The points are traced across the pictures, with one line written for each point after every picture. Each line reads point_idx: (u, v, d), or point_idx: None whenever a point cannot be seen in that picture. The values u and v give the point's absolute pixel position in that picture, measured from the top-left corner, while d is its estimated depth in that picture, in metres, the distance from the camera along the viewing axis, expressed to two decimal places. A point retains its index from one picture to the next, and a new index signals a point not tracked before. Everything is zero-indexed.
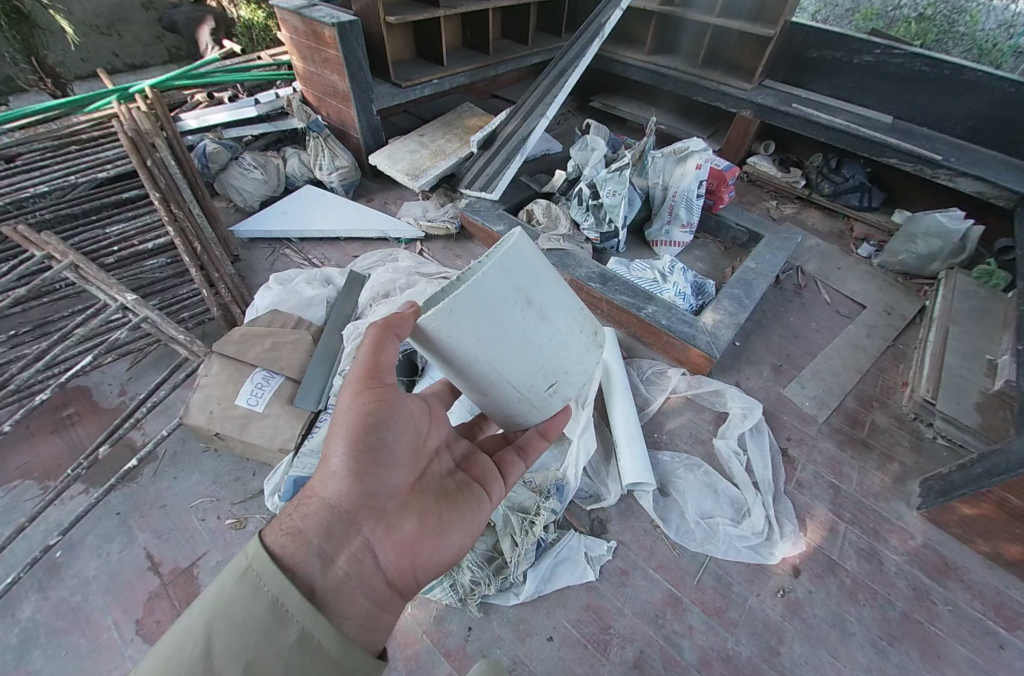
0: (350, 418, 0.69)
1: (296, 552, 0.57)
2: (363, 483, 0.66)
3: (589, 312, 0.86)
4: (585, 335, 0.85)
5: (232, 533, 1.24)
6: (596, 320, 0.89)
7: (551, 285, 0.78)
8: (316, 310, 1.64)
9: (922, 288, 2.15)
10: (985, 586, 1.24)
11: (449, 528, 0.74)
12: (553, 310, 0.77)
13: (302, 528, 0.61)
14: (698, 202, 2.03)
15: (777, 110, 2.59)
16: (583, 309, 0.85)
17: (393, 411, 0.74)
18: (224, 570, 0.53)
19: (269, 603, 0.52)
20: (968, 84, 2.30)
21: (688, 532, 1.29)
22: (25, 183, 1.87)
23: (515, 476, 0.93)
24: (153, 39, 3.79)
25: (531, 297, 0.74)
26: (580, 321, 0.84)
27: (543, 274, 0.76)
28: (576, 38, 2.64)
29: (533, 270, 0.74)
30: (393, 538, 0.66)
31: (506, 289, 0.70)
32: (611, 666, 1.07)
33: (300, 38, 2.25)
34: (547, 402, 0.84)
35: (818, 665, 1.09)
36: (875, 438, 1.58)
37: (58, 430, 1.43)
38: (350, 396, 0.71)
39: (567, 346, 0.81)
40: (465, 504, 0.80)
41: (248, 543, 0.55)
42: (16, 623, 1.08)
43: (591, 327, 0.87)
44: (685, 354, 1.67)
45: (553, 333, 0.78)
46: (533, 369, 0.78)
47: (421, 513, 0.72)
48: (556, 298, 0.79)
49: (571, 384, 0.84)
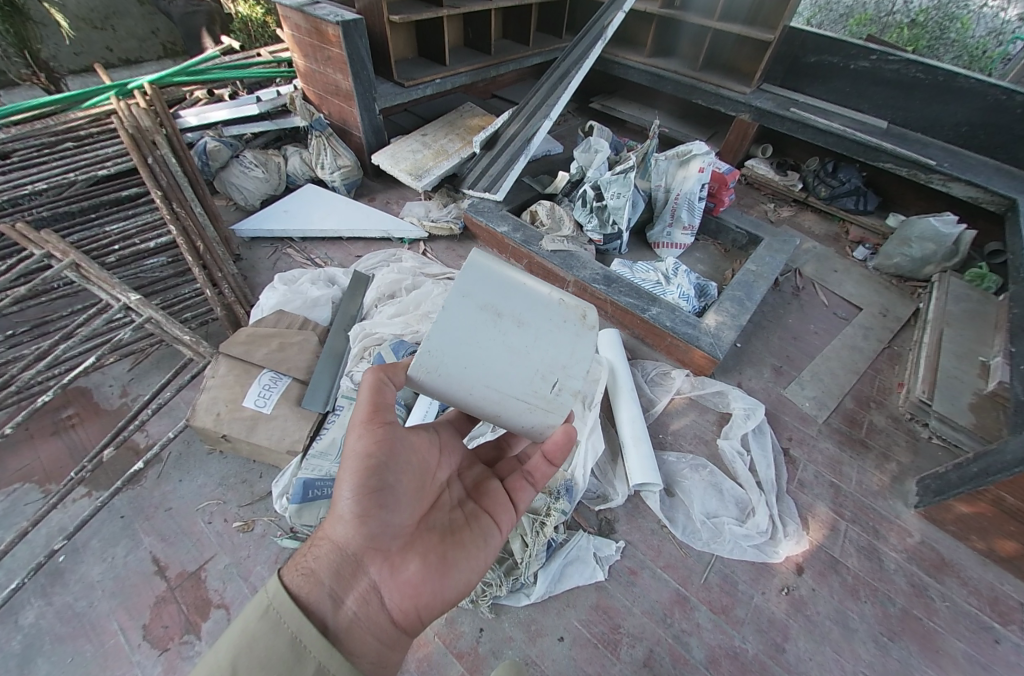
0: (354, 459, 0.69)
1: (310, 594, 0.60)
2: (367, 523, 0.67)
3: (568, 296, 0.77)
4: (572, 322, 0.74)
5: (239, 536, 1.23)
6: (581, 302, 0.78)
7: (519, 287, 0.74)
8: (321, 311, 1.64)
9: (915, 290, 2.20)
10: (980, 581, 1.27)
11: (454, 565, 0.73)
12: (526, 310, 0.71)
13: (315, 569, 0.62)
14: (699, 204, 2.06)
15: (775, 114, 2.62)
16: (562, 297, 0.76)
17: (395, 451, 0.73)
18: (247, 607, 0.56)
19: (289, 640, 0.55)
20: (961, 91, 2.35)
21: (694, 532, 1.31)
22: (22, 179, 1.83)
23: (525, 503, 0.90)
24: (147, 34, 3.72)
25: (499, 309, 0.71)
26: (562, 310, 0.75)
27: (508, 279, 0.74)
28: (579, 41, 2.66)
29: (494, 280, 0.73)
30: (399, 578, 0.67)
31: (467, 312, 0.69)
32: (622, 666, 1.08)
33: (301, 34, 2.22)
34: (563, 406, 0.72)
35: (823, 662, 1.11)
36: (873, 439, 1.61)
37: (58, 432, 1.41)
38: (355, 436, 0.72)
39: (555, 341, 0.72)
40: (473, 538, 0.78)
41: (269, 581, 0.58)
42: (19, 629, 1.06)
43: (578, 311, 0.76)
44: (688, 355, 1.69)
45: (536, 333, 0.71)
46: (528, 376, 0.70)
47: (426, 551, 0.71)
48: (527, 297, 0.73)
49: (578, 378, 0.71)
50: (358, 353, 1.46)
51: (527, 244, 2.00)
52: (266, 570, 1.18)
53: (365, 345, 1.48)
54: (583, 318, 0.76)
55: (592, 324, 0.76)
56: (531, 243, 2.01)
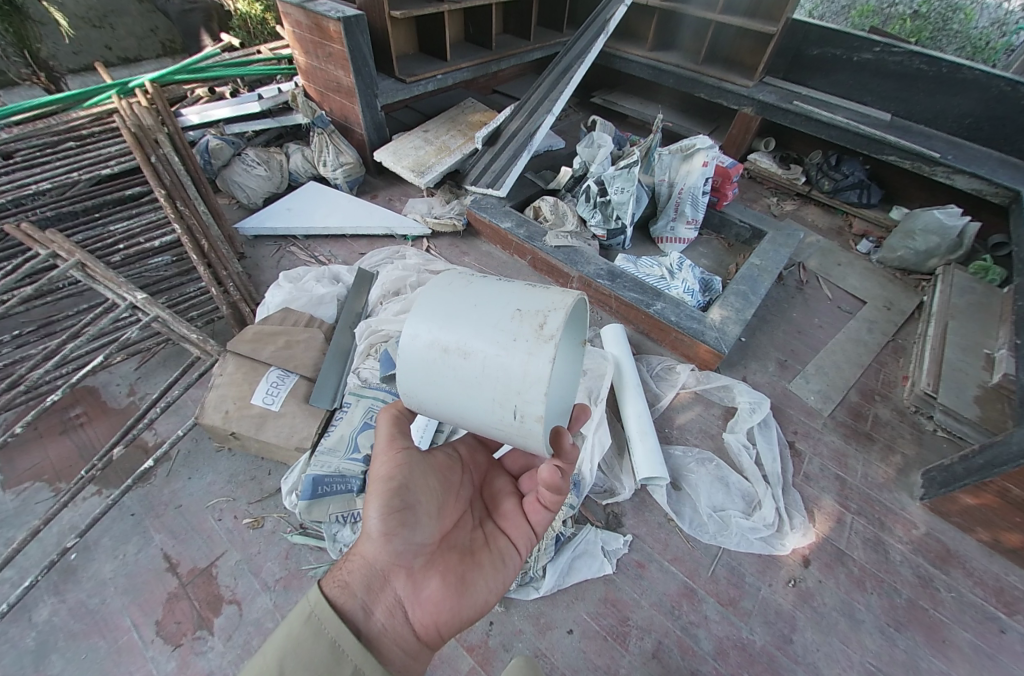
0: (379, 480, 0.72)
1: (344, 605, 0.61)
2: (392, 540, 0.69)
3: (522, 309, 0.66)
4: (525, 337, 0.63)
5: (249, 532, 1.24)
6: (539, 312, 0.65)
7: (466, 312, 0.68)
8: (327, 308, 1.64)
9: (919, 284, 2.20)
10: (985, 572, 1.28)
11: (474, 585, 0.73)
12: (471, 338, 0.66)
13: (348, 581, 0.65)
14: (703, 198, 2.06)
15: (778, 107, 2.61)
16: (515, 311, 0.66)
17: (415, 473, 0.76)
18: (290, 613, 0.58)
19: (329, 643, 0.57)
20: (965, 83, 2.34)
21: (701, 525, 1.32)
22: (25, 178, 1.83)
23: (543, 525, 0.85)
24: (146, 32, 3.70)
25: (444, 343, 0.67)
26: (513, 327, 0.65)
27: (460, 304, 0.70)
28: (580, 35, 2.64)
29: (444, 309, 0.70)
30: (421, 595, 0.67)
31: (418, 352, 0.69)
32: (631, 658, 1.09)
33: (302, 31, 2.21)
34: (531, 432, 0.65)
35: (830, 653, 1.12)
36: (878, 432, 1.61)
37: (66, 431, 1.41)
38: (379, 460, 0.75)
39: (503, 367, 0.63)
40: (491, 559, 0.77)
41: (310, 589, 0.61)
42: (33, 626, 1.07)
43: (535, 321, 0.65)
44: (693, 350, 1.70)
45: (483, 361, 0.64)
46: (488, 405, 0.66)
47: (447, 570, 0.72)
48: (473, 321, 0.67)
49: (537, 403, 0.62)
50: (365, 350, 1.48)
51: (530, 240, 2.00)
52: (276, 566, 1.18)
53: (371, 343, 1.50)
54: (540, 330, 0.64)
55: (550, 332, 0.63)
56: (535, 239, 2.01)
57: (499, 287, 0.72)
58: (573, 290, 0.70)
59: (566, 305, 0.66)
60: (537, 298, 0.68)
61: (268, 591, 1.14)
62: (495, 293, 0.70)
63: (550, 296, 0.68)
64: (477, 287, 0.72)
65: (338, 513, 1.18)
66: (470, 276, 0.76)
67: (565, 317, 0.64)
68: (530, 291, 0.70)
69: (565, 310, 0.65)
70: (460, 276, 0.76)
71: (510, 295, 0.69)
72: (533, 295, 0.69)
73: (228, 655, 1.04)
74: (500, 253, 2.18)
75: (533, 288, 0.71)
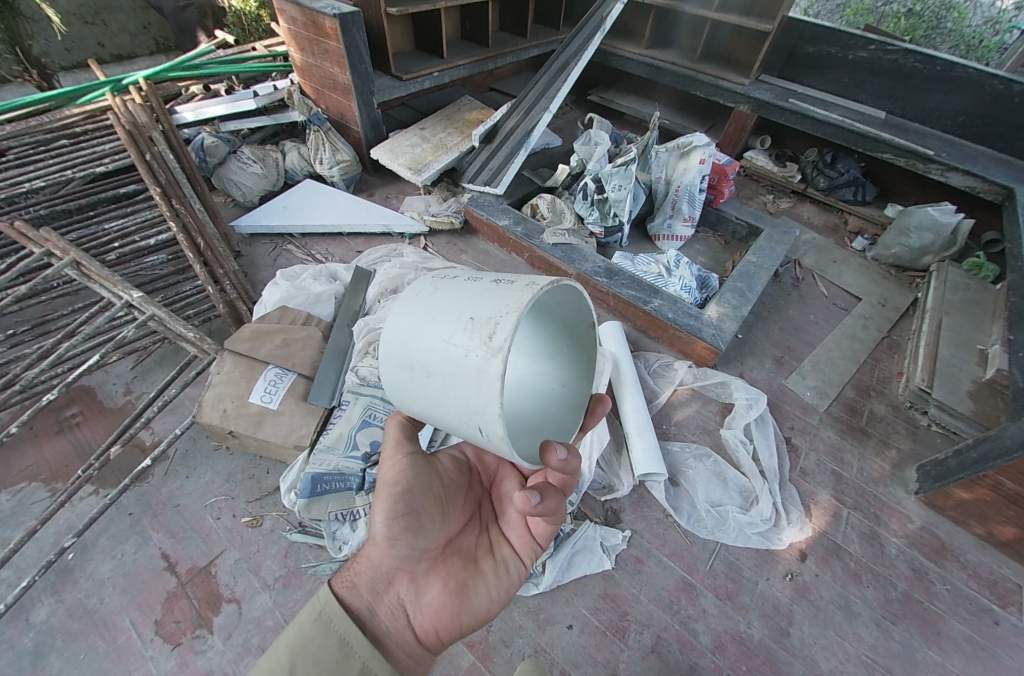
0: (385, 484, 0.72)
1: (353, 605, 0.63)
2: (397, 544, 0.69)
3: (476, 318, 0.61)
4: (475, 351, 0.59)
5: (249, 531, 1.24)
6: (492, 320, 0.60)
7: (425, 326, 0.66)
8: (324, 307, 1.64)
9: (914, 280, 2.21)
10: (980, 565, 1.29)
11: (475, 592, 0.73)
12: (430, 355, 0.64)
13: (355, 581, 0.66)
14: (700, 196, 2.06)
15: (774, 105, 2.62)
16: (468, 320, 0.62)
17: (421, 478, 0.75)
18: (301, 611, 0.59)
19: (339, 641, 0.58)
20: (958, 81, 2.36)
21: (699, 521, 1.32)
22: (18, 177, 1.82)
23: (546, 537, 0.84)
24: (139, 28, 3.67)
25: (411, 361, 0.67)
26: (465, 339, 0.61)
27: (420, 317, 0.67)
28: (577, 32, 2.63)
29: (409, 324, 0.68)
30: (423, 599, 0.68)
31: (392, 371, 0.70)
32: (630, 652, 1.10)
33: (297, 27, 2.20)
34: (498, 449, 0.62)
35: (827, 645, 1.13)
36: (874, 427, 1.62)
37: (62, 431, 1.40)
38: (387, 463, 0.75)
39: (460, 385, 0.60)
40: (493, 567, 0.78)
41: (321, 587, 0.62)
42: (30, 626, 1.07)
43: (488, 329, 0.60)
44: (690, 347, 1.71)
45: (444, 380, 0.62)
46: (458, 421, 0.65)
47: (449, 576, 0.72)
48: (431, 335, 0.64)
49: (494, 422, 0.58)
50: (363, 347, 1.47)
51: (528, 238, 2.00)
52: (276, 564, 1.18)
53: (370, 340, 1.49)
54: (490, 341, 0.58)
55: (499, 344, 0.57)
56: (532, 237, 2.01)
57: (463, 293, 0.68)
58: (536, 285, 0.63)
59: (518, 307, 0.58)
60: (494, 301, 0.63)
61: (267, 590, 1.14)
62: (455, 302, 0.67)
63: (507, 297, 0.62)
64: (439, 296, 0.69)
65: (337, 511, 1.18)
66: (440, 283, 0.73)
67: (516, 323, 0.58)
68: (490, 295, 0.64)
69: (516, 314, 0.58)
70: (430, 283, 0.74)
71: (470, 302, 0.65)
72: (492, 298, 0.64)
73: (228, 653, 1.04)
74: (498, 250, 2.17)
75: (497, 288, 0.65)
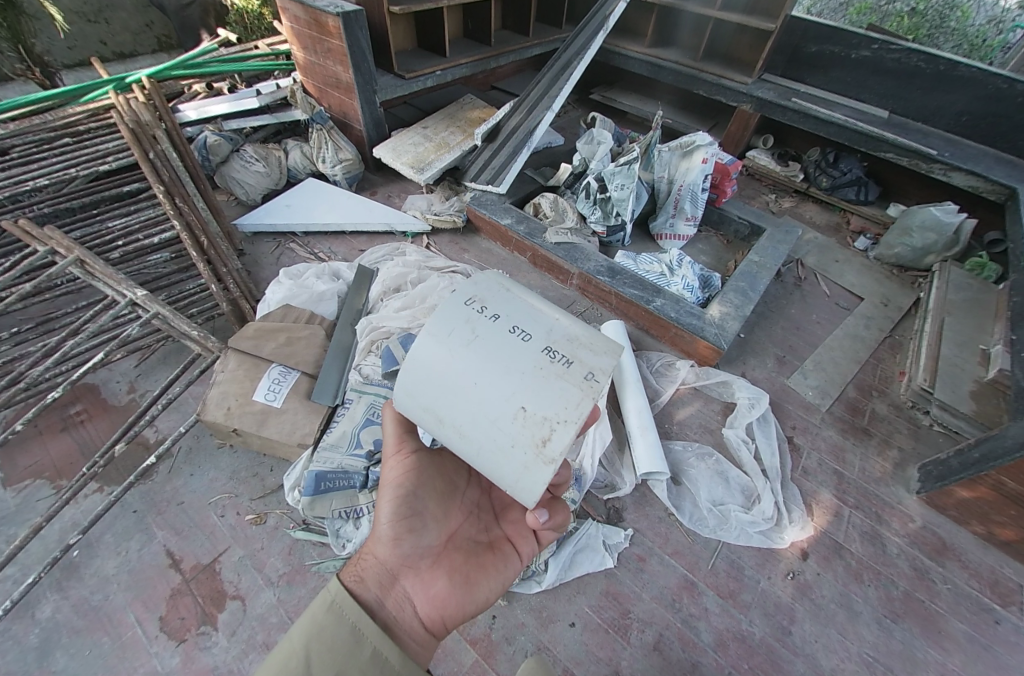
0: (390, 485, 0.77)
1: (362, 595, 0.64)
2: (401, 542, 0.72)
3: (528, 410, 0.54)
4: (523, 447, 0.55)
5: (252, 529, 1.24)
6: (549, 424, 0.53)
7: (463, 390, 0.58)
8: (327, 305, 1.64)
9: (916, 280, 2.21)
10: (981, 564, 1.30)
11: (478, 584, 0.74)
12: (464, 422, 0.59)
13: (363, 575, 0.67)
14: (702, 196, 2.06)
15: (776, 104, 2.62)
16: (519, 409, 0.55)
17: (422, 477, 0.79)
18: (313, 602, 0.60)
19: (350, 628, 0.58)
20: (962, 80, 2.35)
21: (701, 519, 1.33)
22: (23, 175, 1.83)
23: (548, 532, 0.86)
24: (141, 26, 3.66)
25: (440, 413, 0.61)
26: (512, 429, 0.55)
27: (458, 376, 0.59)
28: (580, 31, 2.63)
29: (438, 376, 0.60)
30: (429, 590, 0.69)
31: (416, 408, 0.65)
32: (632, 650, 1.10)
33: (299, 26, 2.20)
34: None
35: (828, 643, 1.14)
36: (875, 426, 1.63)
37: (67, 429, 1.41)
38: (389, 465, 0.79)
39: (495, 464, 0.58)
40: (494, 560, 0.79)
41: (330, 580, 0.63)
42: (36, 623, 1.07)
43: (537, 430, 0.53)
44: (692, 346, 1.71)
45: (477, 450, 0.59)
46: None
47: (452, 569, 0.73)
48: (470, 405, 0.58)
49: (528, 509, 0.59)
50: (366, 346, 1.46)
51: (530, 237, 2.00)
52: (279, 562, 1.19)
53: (372, 339, 1.48)
54: (541, 445, 0.54)
55: (551, 456, 0.53)
56: (534, 236, 2.01)
57: (508, 358, 0.57)
58: (597, 381, 0.54)
59: (581, 423, 0.52)
60: (547, 392, 0.54)
61: (272, 587, 1.15)
62: (500, 369, 0.57)
63: (565, 393, 0.54)
64: (480, 353, 0.58)
65: (341, 508, 1.19)
66: (477, 325, 0.61)
67: (575, 440, 0.52)
68: (543, 378, 0.55)
69: (577, 431, 0.52)
70: (464, 321, 0.61)
71: (515, 378, 0.56)
72: (545, 385, 0.55)
73: (233, 650, 1.05)
74: (501, 250, 2.18)
75: (552, 368, 0.56)
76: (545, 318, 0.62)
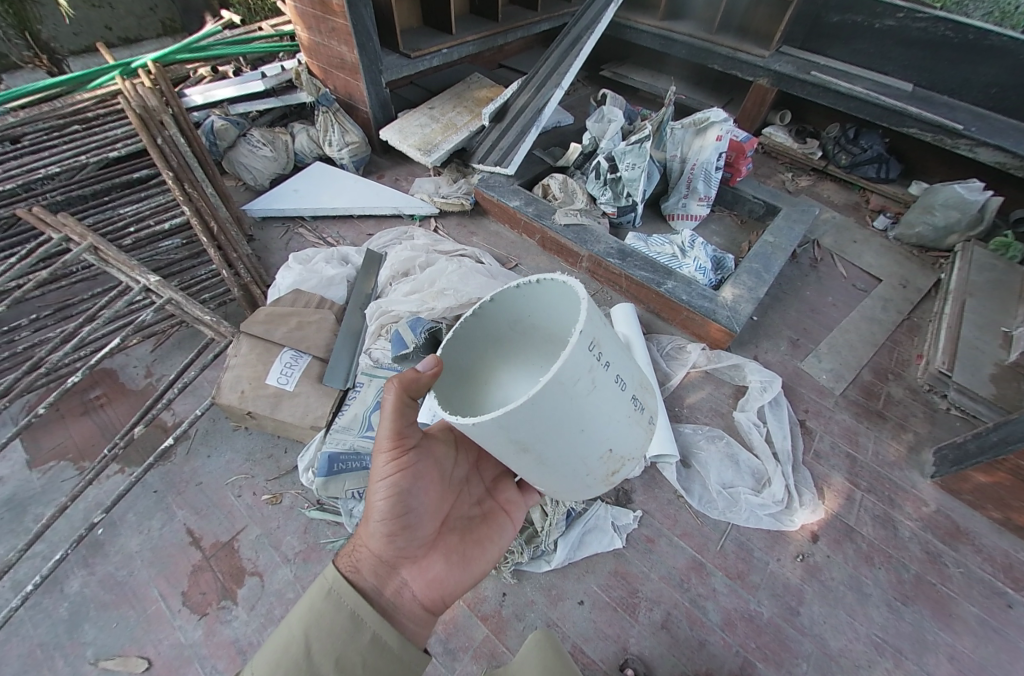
0: (381, 480, 0.72)
1: (360, 584, 0.65)
2: (395, 536, 0.71)
3: (616, 452, 0.67)
4: (597, 474, 0.69)
5: (269, 508, 1.28)
6: (622, 460, 0.70)
7: (571, 434, 0.58)
8: (336, 290, 1.64)
9: (937, 261, 2.15)
10: (994, 548, 1.28)
11: (473, 560, 0.80)
12: (555, 455, 0.62)
13: (359, 565, 0.67)
14: (716, 175, 2.01)
15: (794, 78, 2.53)
16: (609, 453, 0.66)
17: (417, 467, 0.76)
18: (309, 590, 0.61)
19: (350, 613, 0.60)
20: (993, 50, 2.22)
21: (710, 502, 1.33)
22: (35, 162, 1.85)
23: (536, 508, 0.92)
24: (146, 11, 3.63)
25: (526, 445, 0.60)
26: (598, 463, 0.66)
27: (572, 422, 0.57)
28: (590, 5, 2.55)
29: (551, 419, 0.56)
30: (428, 573, 0.72)
31: (495, 437, 0.58)
32: (640, 627, 1.12)
33: (302, 5, 2.15)
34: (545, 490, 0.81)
35: (837, 624, 1.14)
36: (890, 410, 1.60)
37: (88, 412, 1.45)
38: (381, 459, 0.74)
39: (562, 479, 0.69)
40: (485, 535, 0.85)
41: (327, 568, 0.63)
42: (65, 597, 1.12)
43: (615, 463, 0.69)
44: (704, 329, 1.69)
45: (553, 471, 0.66)
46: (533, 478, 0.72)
47: (448, 550, 0.78)
48: (570, 446, 0.60)
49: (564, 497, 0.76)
50: (376, 331, 1.47)
51: (539, 219, 1.98)
52: (295, 540, 1.22)
53: (382, 323, 1.49)
54: (610, 472, 0.71)
55: (612, 478, 0.72)
56: (544, 217, 1.99)
57: (615, 409, 0.62)
58: (653, 423, 0.73)
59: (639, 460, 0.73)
60: (629, 438, 0.68)
61: (288, 564, 1.18)
62: (608, 420, 0.61)
63: (638, 435, 0.70)
64: (597, 403, 0.59)
65: (354, 489, 1.20)
66: (597, 374, 0.57)
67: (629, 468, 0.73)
68: (632, 427, 0.67)
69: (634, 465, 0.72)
70: (589, 368, 0.56)
71: (618, 431, 0.64)
72: (631, 431, 0.67)
73: (252, 624, 1.09)
74: (509, 232, 2.15)
75: (636, 415, 0.67)
76: (629, 359, 0.67)
